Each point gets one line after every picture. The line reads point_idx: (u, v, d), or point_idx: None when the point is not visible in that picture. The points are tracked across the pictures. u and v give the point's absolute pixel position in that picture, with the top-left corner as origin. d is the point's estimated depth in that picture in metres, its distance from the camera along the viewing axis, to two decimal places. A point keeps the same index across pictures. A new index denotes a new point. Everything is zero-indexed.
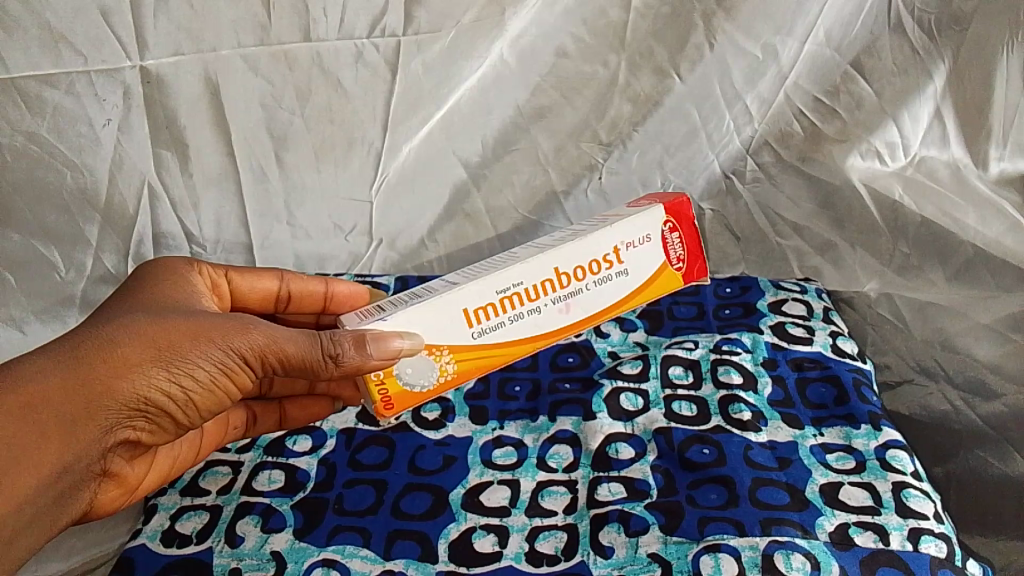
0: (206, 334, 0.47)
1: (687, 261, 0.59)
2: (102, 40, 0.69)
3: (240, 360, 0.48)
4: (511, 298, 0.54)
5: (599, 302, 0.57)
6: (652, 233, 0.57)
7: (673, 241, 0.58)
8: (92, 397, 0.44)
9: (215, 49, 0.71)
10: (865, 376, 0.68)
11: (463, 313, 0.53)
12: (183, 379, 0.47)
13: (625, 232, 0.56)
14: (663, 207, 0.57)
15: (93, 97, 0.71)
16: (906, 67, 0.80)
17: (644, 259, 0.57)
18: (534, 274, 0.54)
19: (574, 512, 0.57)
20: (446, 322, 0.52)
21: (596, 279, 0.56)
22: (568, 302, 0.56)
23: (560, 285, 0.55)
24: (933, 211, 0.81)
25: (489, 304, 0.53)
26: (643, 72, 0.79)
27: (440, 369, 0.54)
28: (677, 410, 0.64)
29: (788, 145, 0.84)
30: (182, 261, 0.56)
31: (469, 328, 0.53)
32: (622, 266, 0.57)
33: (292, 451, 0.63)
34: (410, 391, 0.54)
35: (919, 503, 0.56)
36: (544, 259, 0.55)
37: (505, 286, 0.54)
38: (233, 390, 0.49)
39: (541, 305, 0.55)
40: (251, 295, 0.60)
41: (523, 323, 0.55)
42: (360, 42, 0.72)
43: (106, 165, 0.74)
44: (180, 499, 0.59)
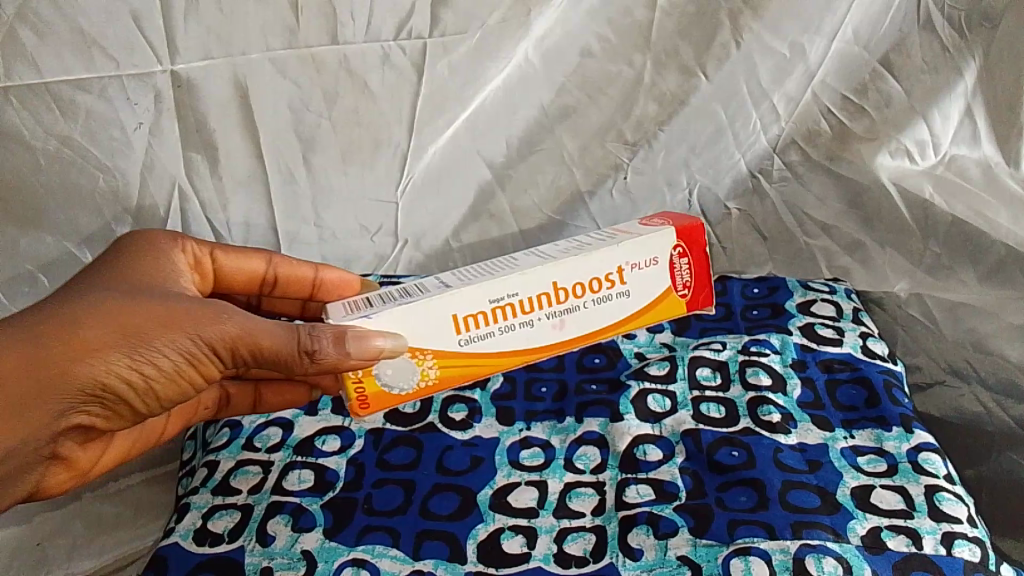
0: (176, 320, 0.47)
1: (694, 289, 0.60)
2: (133, 46, 0.65)
3: (210, 351, 0.48)
4: (504, 309, 0.55)
5: (593, 321, 0.58)
6: (661, 257, 0.58)
7: (682, 267, 0.59)
8: (47, 378, 0.45)
9: (245, 53, 0.68)
10: (896, 378, 0.67)
11: (452, 318, 0.54)
12: (144, 366, 0.47)
13: (630, 253, 0.57)
14: (675, 232, 0.58)
15: (125, 101, 0.67)
16: (936, 64, 0.79)
17: (648, 281, 0.58)
18: (530, 286, 0.55)
19: (603, 513, 0.57)
20: (434, 328, 0.53)
21: (596, 297, 0.57)
22: (563, 318, 0.57)
23: (557, 299, 0.56)
24: (963, 210, 0.79)
25: (480, 313, 0.54)
26: (669, 71, 0.79)
27: (421, 374, 0.55)
28: (705, 411, 0.64)
29: (816, 144, 0.84)
30: (167, 235, 0.57)
31: (457, 335, 0.54)
32: (623, 288, 0.57)
33: (321, 451, 0.63)
34: (388, 393, 0.55)
35: (952, 507, 0.55)
36: (543, 272, 0.55)
37: (498, 296, 0.54)
38: (196, 378, 0.50)
39: (534, 318, 0.56)
40: (237, 275, 0.61)
41: (513, 334, 0.56)
42: (387, 44, 0.71)
43: (138, 168, 0.70)
44: (211, 498, 0.60)
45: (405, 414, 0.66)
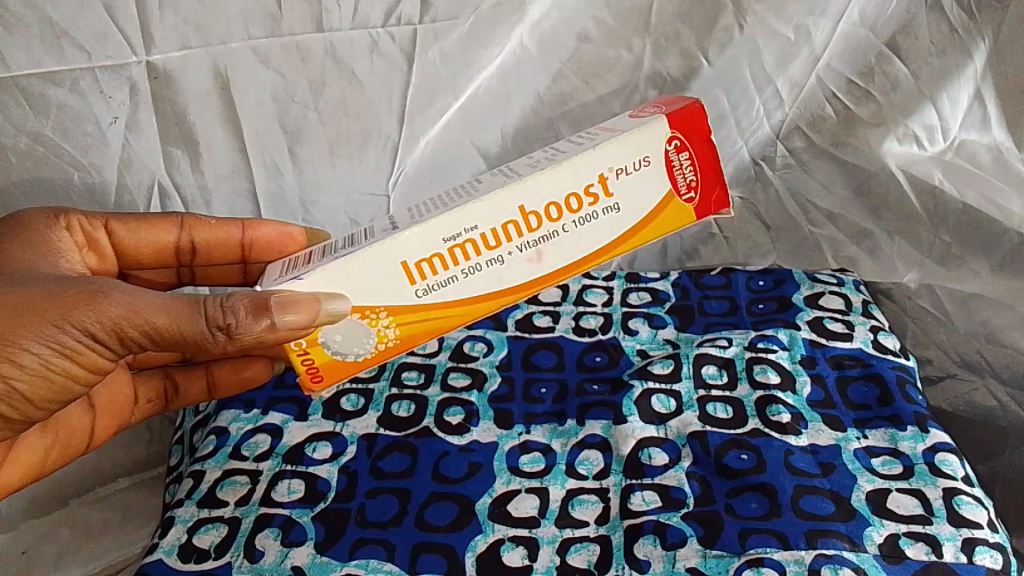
0: (41, 306, 0.42)
1: (702, 190, 0.49)
2: (105, 35, 0.60)
3: (84, 338, 0.43)
4: (463, 247, 0.46)
5: (581, 248, 0.48)
6: (653, 154, 0.47)
7: (682, 164, 0.48)
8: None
9: (225, 43, 0.64)
10: (909, 374, 0.64)
11: (402, 265, 0.46)
12: (5, 363, 0.42)
13: (611, 157, 0.47)
14: (667, 120, 0.47)
15: (99, 95, 0.62)
16: (944, 46, 0.76)
17: (640, 188, 0.48)
18: (491, 216, 0.46)
19: (607, 522, 0.54)
20: (381, 278, 0.46)
21: (578, 219, 0.47)
22: (540, 247, 0.48)
23: (527, 228, 0.47)
24: (974, 197, 0.76)
25: (434, 255, 0.46)
26: (669, 55, 0.76)
27: (378, 335, 0.48)
28: (712, 412, 0.61)
29: (821, 130, 0.82)
30: (48, 214, 0.55)
31: (412, 285, 0.46)
32: (611, 201, 0.48)
33: (312, 459, 0.60)
34: (340, 360, 0.48)
35: (972, 511, 0.53)
36: (505, 197, 0.46)
37: (454, 233, 0.46)
38: (81, 369, 0.45)
39: (505, 253, 0.47)
40: (142, 249, 0.58)
41: (482, 275, 0.47)
42: (375, 31, 0.68)
43: (115, 165, 0.65)
44: (196, 511, 0.57)
45: (399, 418, 0.63)
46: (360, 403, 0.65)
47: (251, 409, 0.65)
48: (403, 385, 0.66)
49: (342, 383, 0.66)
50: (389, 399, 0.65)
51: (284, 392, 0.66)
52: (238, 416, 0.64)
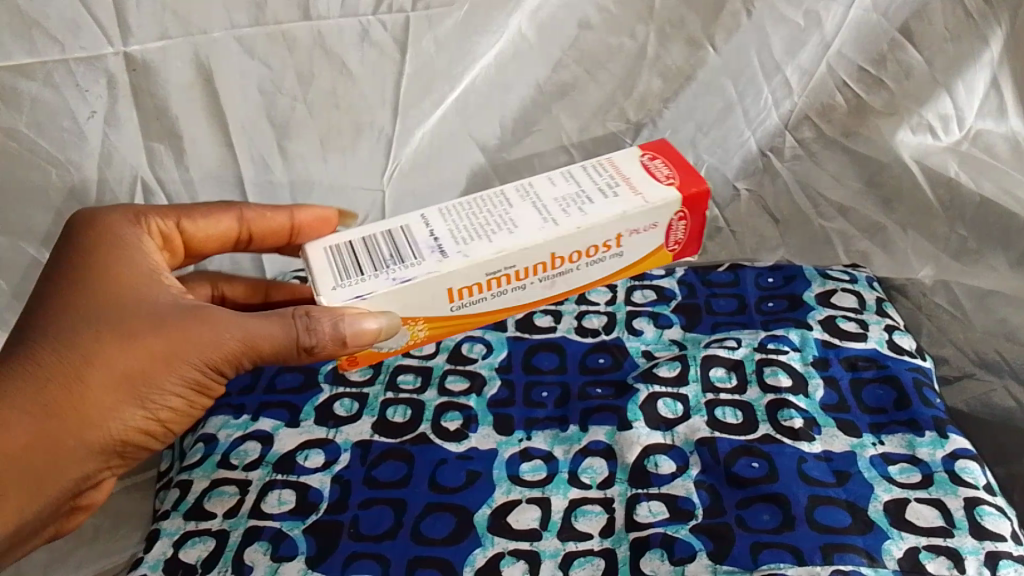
0: (172, 347, 0.43)
1: (684, 244, 0.52)
2: (78, 24, 0.56)
3: (215, 371, 0.44)
4: (500, 279, 0.47)
5: (583, 280, 0.50)
6: (660, 221, 0.49)
7: (677, 229, 0.50)
8: (61, 453, 0.42)
9: (206, 32, 0.60)
10: (926, 376, 0.62)
11: (447, 290, 0.46)
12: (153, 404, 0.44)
13: (637, 219, 0.48)
14: (679, 196, 0.49)
15: (74, 88, 0.59)
16: (958, 32, 0.73)
17: (644, 243, 0.50)
18: (529, 257, 0.46)
19: (612, 534, 0.52)
20: (426, 300, 0.46)
21: (591, 261, 0.49)
22: (554, 279, 0.49)
23: (550, 267, 0.48)
24: (991, 188, 0.74)
25: (475, 284, 0.46)
26: (674, 43, 0.73)
27: (410, 335, 0.48)
28: (721, 417, 0.59)
29: (830, 120, 0.79)
30: (123, 215, 0.49)
31: (450, 303, 0.47)
32: (620, 250, 0.49)
33: (304, 468, 0.58)
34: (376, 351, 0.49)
35: (995, 523, 0.50)
36: (546, 244, 0.46)
37: (497, 268, 0.46)
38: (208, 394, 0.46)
39: (527, 283, 0.48)
40: (208, 241, 0.52)
41: (506, 297, 0.48)
42: (365, 19, 0.64)
43: (95, 161, 0.63)
44: (183, 523, 0.54)
45: (395, 424, 0.61)
46: (354, 409, 0.62)
47: (241, 415, 0.62)
48: (398, 389, 0.64)
49: (334, 388, 0.64)
50: (384, 404, 0.62)
51: (275, 396, 0.63)
52: (226, 422, 0.62)
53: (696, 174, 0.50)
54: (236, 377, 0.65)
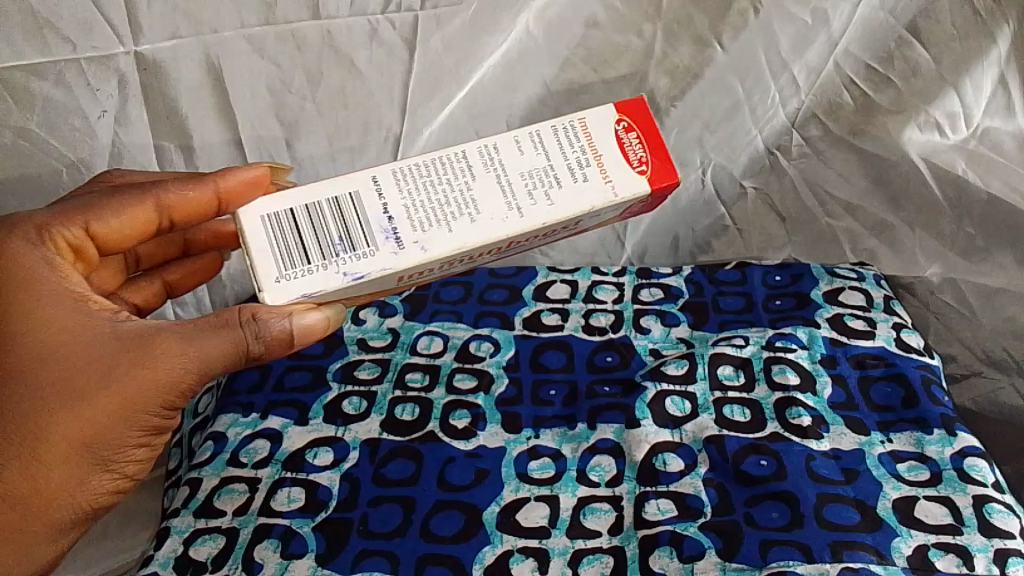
0: (120, 392, 0.42)
1: (638, 211, 0.49)
2: (91, 23, 0.57)
3: (171, 408, 0.44)
4: (449, 263, 0.44)
5: (531, 244, 0.48)
6: (623, 208, 0.46)
7: (634, 207, 0.47)
8: (44, 531, 0.44)
9: (216, 31, 0.61)
10: (934, 374, 0.62)
11: (394, 278, 0.43)
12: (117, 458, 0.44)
13: (605, 207, 0.44)
14: (651, 188, 0.45)
15: (86, 88, 0.59)
16: (967, 31, 0.72)
17: (600, 218, 0.47)
18: (483, 248, 0.44)
19: (621, 532, 0.52)
20: (369, 285, 0.43)
21: (543, 237, 0.46)
22: (503, 250, 0.47)
23: (502, 248, 0.45)
24: (999, 186, 0.73)
25: (423, 271, 0.44)
26: (681, 42, 0.73)
27: (350, 304, 0.46)
28: (729, 415, 0.59)
29: (837, 118, 0.79)
30: (19, 241, 0.44)
31: (395, 282, 0.44)
32: (578, 225, 0.46)
33: (313, 466, 0.58)
34: None
35: (1004, 520, 0.50)
36: (501, 239, 0.43)
37: (448, 259, 0.43)
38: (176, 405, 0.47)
39: (475, 259, 0.46)
40: (120, 230, 0.47)
41: (451, 268, 0.46)
42: (374, 18, 0.65)
43: (105, 160, 0.62)
44: (193, 521, 0.55)
45: (403, 422, 0.61)
46: (362, 407, 0.62)
47: (250, 413, 0.62)
48: (406, 387, 0.64)
49: (343, 386, 0.64)
50: (392, 402, 0.63)
51: (283, 395, 0.64)
52: (236, 421, 0.62)
53: (671, 166, 0.46)
54: (244, 375, 0.65)
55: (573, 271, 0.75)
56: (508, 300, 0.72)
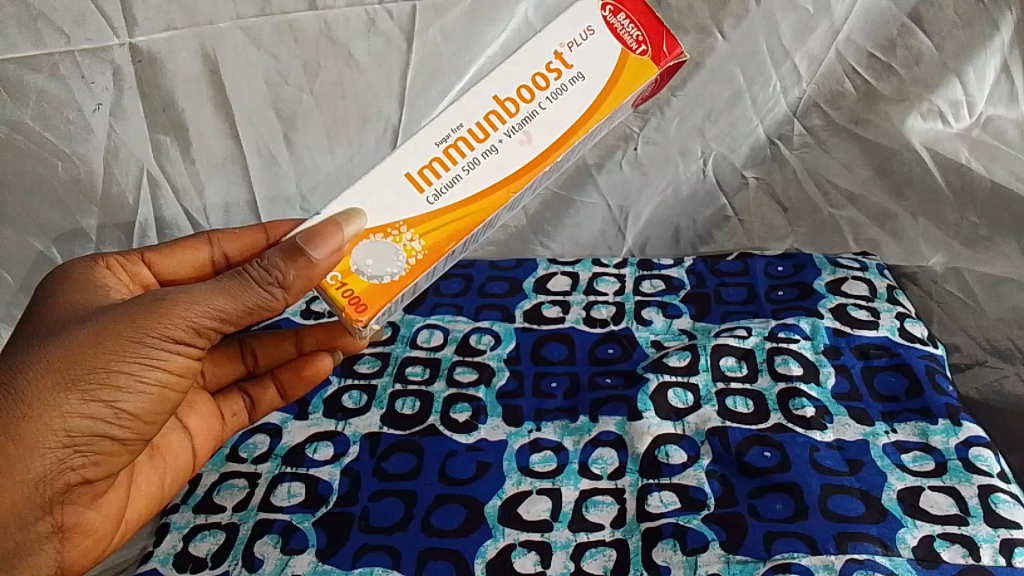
0: (116, 328, 0.41)
1: (650, 41, 0.48)
2: (84, 15, 0.57)
3: (160, 349, 0.42)
4: (457, 145, 0.46)
5: (563, 119, 0.47)
6: (594, 23, 0.48)
7: (622, 23, 0.48)
8: (15, 450, 0.39)
9: (212, 22, 0.61)
10: (939, 364, 0.61)
11: (408, 178, 0.46)
12: (106, 390, 0.41)
13: (561, 30, 0.47)
14: None
15: (80, 80, 0.59)
16: (969, 17, 0.71)
17: (595, 54, 0.48)
18: (471, 112, 0.46)
19: (623, 525, 0.52)
20: (391, 197, 0.46)
21: (548, 94, 0.47)
22: (525, 130, 0.47)
23: (506, 114, 0.47)
24: (1003, 175, 0.73)
25: (432, 159, 0.46)
26: (682, 30, 0.73)
27: (406, 250, 0.46)
28: (732, 406, 0.58)
29: (839, 107, 0.77)
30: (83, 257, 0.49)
31: (420, 193, 0.46)
32: (574, 70, 0.47)
33: (313, 461, 0.57)
34: (381, 284, 0.46)
35: (1010, 510, 0.50)
36: (481, 90, 0.47)
37: (444, 135, 0.46)
38: (173, 387, 0.44)
39: (496, 142, 0.47)
40: (178, 273, 0.52)
41: (483, 168, 0.46)
42: (372, 8, 0.64)
43: (100, 154, 0.62)
44: (193, 517, 0.54)
45: (404, 416, 0.60)
46: (362, 401, 0.62)
47: None
48: (407, 381, 0.63)
49: (343, 380, 0.64)
50: (393, 396, 0.62)
51: None
52: None
53: None
54: None
55: (574, 263, 0.74)
56: (508, 293, 0.71)
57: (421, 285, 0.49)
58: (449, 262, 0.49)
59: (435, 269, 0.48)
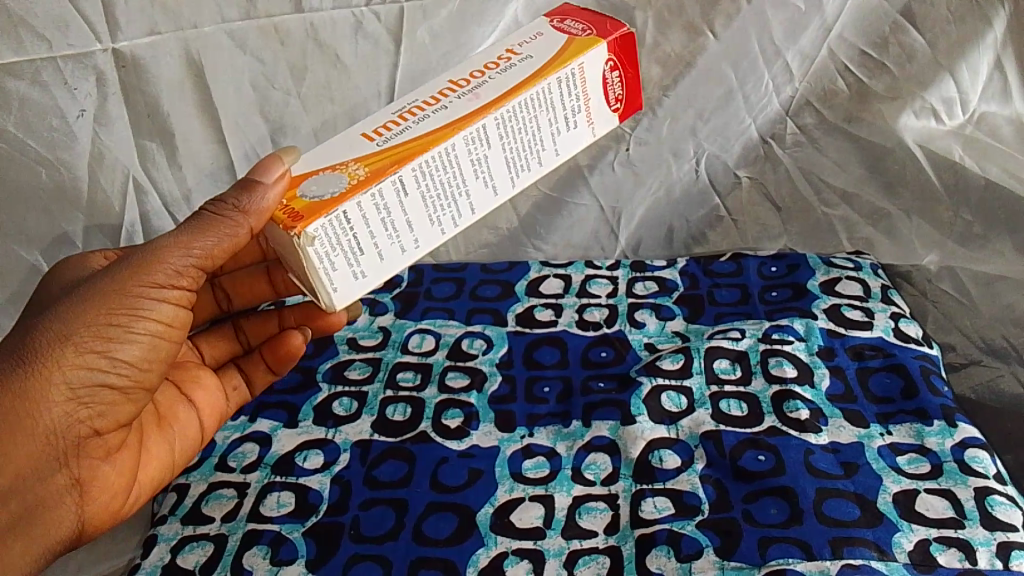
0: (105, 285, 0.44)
1: (595, 27, 0.51)
2: (66, 21, 0.57)
3: (151, 297, 0.44)
4: (412, 111, 0.49)
5: (511, 81, 0.49)
6: (544, 30, 0.52)
7: (570, 24, 0.52)
8: (22, 403, 0.41)
9: (197, 27, 0.60)
10: (934, 364, 0.61)
11: (364, 136, 0.48)
12: (100, 342, 0.43)
13: (514, 36, 0.52)
14: (547, 15, 0.54)
15: (63, 86, 0.58)
16: (961, 13, 0.71)
17: (546, 43, 0.51)
18: (428, 90, 0.50)
19: (617, 532, 0.51)
20: (345, 148, 0.47)
21: (499, 70, 0.50)
22: (475, 92, 0.49)
23: (459, 86, 0.49)
24: (997, 171, 0.73)
25: (388, 120, 0.48)
26: (673, 30, 0.72)
27: (348, 177, 0.45)
28: (726, 410, 0.58)
29: (832, 105, 0.77)
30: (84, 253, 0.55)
31: (371, 141, 0.47)
32: (525, 54, 0.51)
33: (303, 469, 0.57)
34: (322, 200, 0.44)
35: (1006, 513, 0.49)
36: (440, 78, 0.51)
37: (402, 107, 0.49)
38: (168, 338, 0.46)
39: (448, 102, 0.48)
40: None
41: (433, 119, 0.47)
42: (359, 10, 0.63)
43: (85, 161, 0.62)
44: (181, 528, 0.54)
45: (394, 423, 0.60)
46: (353, 407, 0.61)
47: (239, 416, 0.61)
48: (397, 387, 0.63)
49: (333, 387, 0.63)
50: (384, 402, 0.62)
51: (272, 397, 0.62)
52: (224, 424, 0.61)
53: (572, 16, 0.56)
54: None
55: (566, 265, 0.74)
56: (500, 296, 0.71)
57: (375, 231, 0.46)
58: (402, 209, 0.46)
59: (384, 206, 0.45)
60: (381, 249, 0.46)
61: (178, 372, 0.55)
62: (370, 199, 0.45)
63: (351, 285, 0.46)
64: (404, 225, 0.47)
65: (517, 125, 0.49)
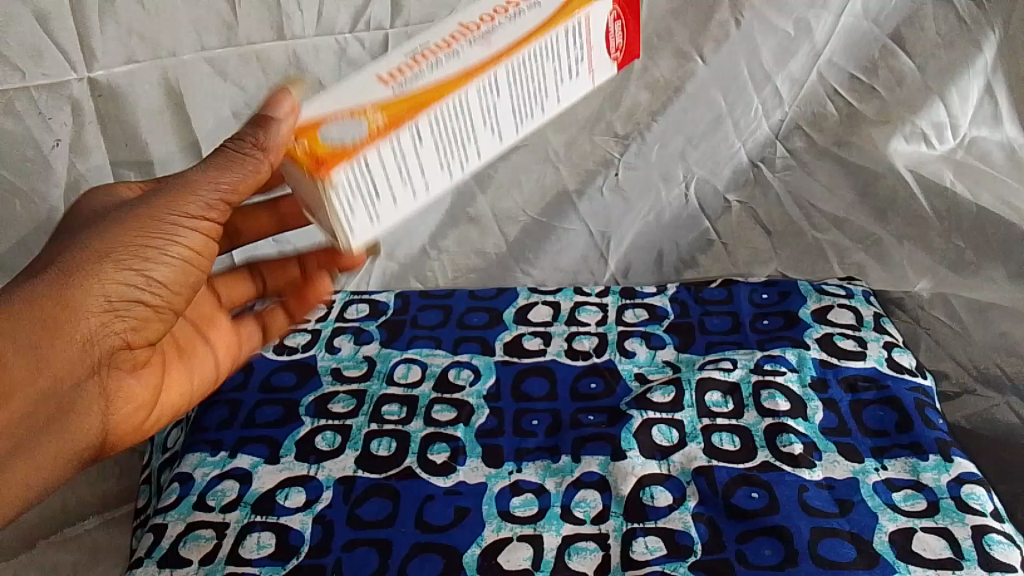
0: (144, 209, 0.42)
1: None
2: (40, 50, 0.56)
3: (184, 220, 0.43)
4: (421, 49, 0.41)
5: (528, 24, 0.42)
6: None
7: None
8: (57, 313, 0.40)
9: (174, 54, 0.59)
10: (928, 396, 0.60)
11: (371, 75, 0.40)
12: (138, 261, 0.42)
13: None
14: None
15: (38, 117, 0.58)
16: (952, 39, 0.71)
17: None
18: (432, 29, 0.43)
19: (607, 574, 0.50)
20: (352, 88, 0.40)
21: (512, 10, 0.42)
22: (490, 33, 0.42)
23: (468, 22, 0.42)
24: (989, 199, 0.72)
25: (394, 60, 0.41)
26: (662, 55, 0.71)
27: (367, 125, 0.39)
28: (718, 444, 0.57)
29: (822, 129, 0.76)
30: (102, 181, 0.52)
31: (381, 84, 0.40)
32: None
33: (284, 508, 0.55)
34: (343, 149, 0.39)
35: (1005, 552, 0.48)
36: (444, 17, 0.44)
37: (410, 45, 0.42)
38: (197, 258, 0.44)
39: (463, 43, 0.41)
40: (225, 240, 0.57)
41: (451, 63, 0.41)
42: (343, 37, 0.62)
43: (61, 190, 0.61)
44: (157, 572, 0.52)
45: (379, 458, 0.58)
46: (336, 442, 0.60)
47: (218, 452, 0.60)
48: (383, 420, 0.61)
49: (316, 420, 0.61)
50: (368, 436, 0.60)
51: (254, 431, 0.61)
52: (203, 460, 0.59)
53: None
54: (213, 411, 0.63)
55: (555, 291, 0.72)
56: (488, 324, 0.69)
57: (391, 177, 0.40)
58: (417, 158, 0.41)
59: (400, 153, 0.40)
60: (395, 195, 0.41)
61: (197, 312, 0.54)
62: (389, 148, 0.40)
63: (365, 230, 0.41)
64: (417, 172, 0.41)
65: (530, 72, 0.43)
